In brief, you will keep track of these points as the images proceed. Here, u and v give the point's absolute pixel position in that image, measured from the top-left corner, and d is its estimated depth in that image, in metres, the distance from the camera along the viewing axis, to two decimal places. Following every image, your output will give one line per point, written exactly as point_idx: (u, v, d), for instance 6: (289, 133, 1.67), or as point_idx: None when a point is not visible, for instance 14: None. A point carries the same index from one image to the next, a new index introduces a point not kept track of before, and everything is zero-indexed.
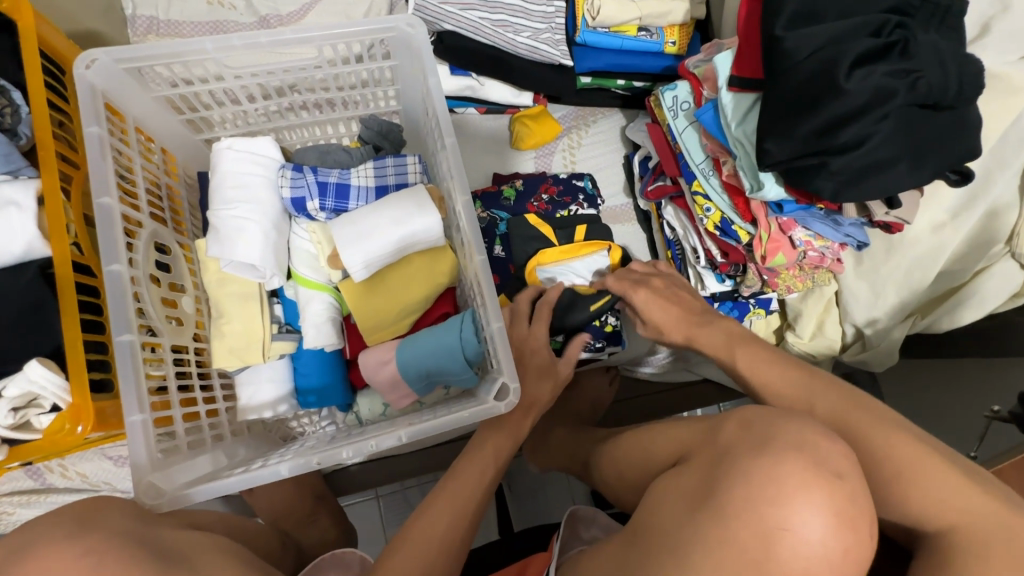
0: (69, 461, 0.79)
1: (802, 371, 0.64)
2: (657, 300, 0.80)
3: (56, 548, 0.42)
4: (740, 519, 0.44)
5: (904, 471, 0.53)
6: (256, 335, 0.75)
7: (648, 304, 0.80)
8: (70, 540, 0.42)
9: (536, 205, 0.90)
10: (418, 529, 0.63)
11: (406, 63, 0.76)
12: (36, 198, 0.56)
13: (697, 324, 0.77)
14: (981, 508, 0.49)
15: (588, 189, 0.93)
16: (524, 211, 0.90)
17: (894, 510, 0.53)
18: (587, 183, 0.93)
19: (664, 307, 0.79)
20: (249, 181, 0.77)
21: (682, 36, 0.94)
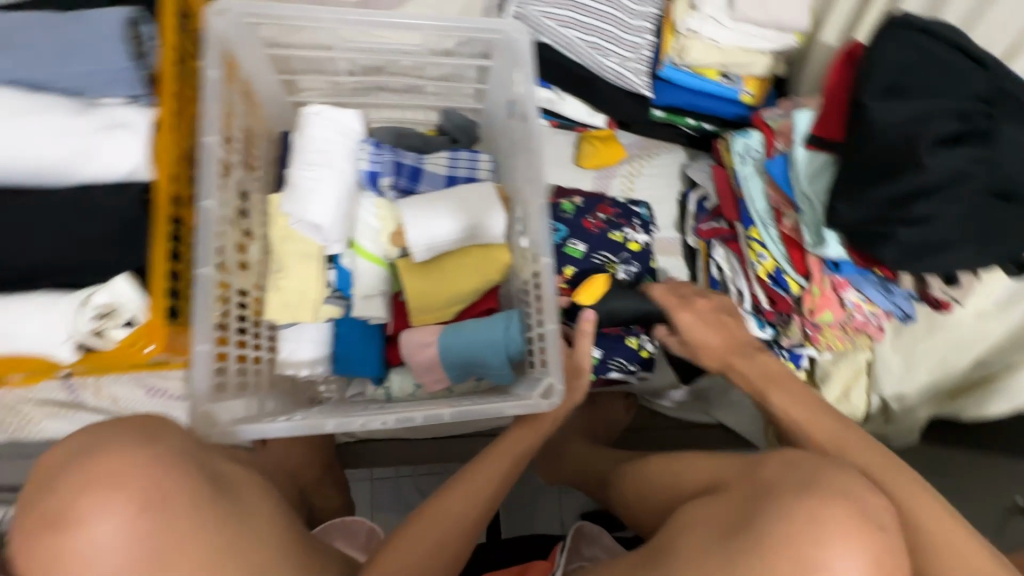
0: (105, 380, 0.82)
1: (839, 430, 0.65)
2: (700, 323, 0.80)
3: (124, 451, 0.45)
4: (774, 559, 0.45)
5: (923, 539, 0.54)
6: (310, 294, 0.77)
7: (691, 327, 0.80)
8: (136, 446, 0.46)
9: (591, 222, 0.91)
10: (433, 513, 0.65)
11: (504, 66, 0.79)
12: (151, 125, 0.58)
13: (738, 353, 0.79)
14: None
15: (645, 216, 0.94)
16: (580, 226, 0.90)
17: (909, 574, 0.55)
18: (645, 211, 0.95)
19: (715, 330, 0.80)
20: (333, 149, 0.80)
21: (759, 90, 0.98)
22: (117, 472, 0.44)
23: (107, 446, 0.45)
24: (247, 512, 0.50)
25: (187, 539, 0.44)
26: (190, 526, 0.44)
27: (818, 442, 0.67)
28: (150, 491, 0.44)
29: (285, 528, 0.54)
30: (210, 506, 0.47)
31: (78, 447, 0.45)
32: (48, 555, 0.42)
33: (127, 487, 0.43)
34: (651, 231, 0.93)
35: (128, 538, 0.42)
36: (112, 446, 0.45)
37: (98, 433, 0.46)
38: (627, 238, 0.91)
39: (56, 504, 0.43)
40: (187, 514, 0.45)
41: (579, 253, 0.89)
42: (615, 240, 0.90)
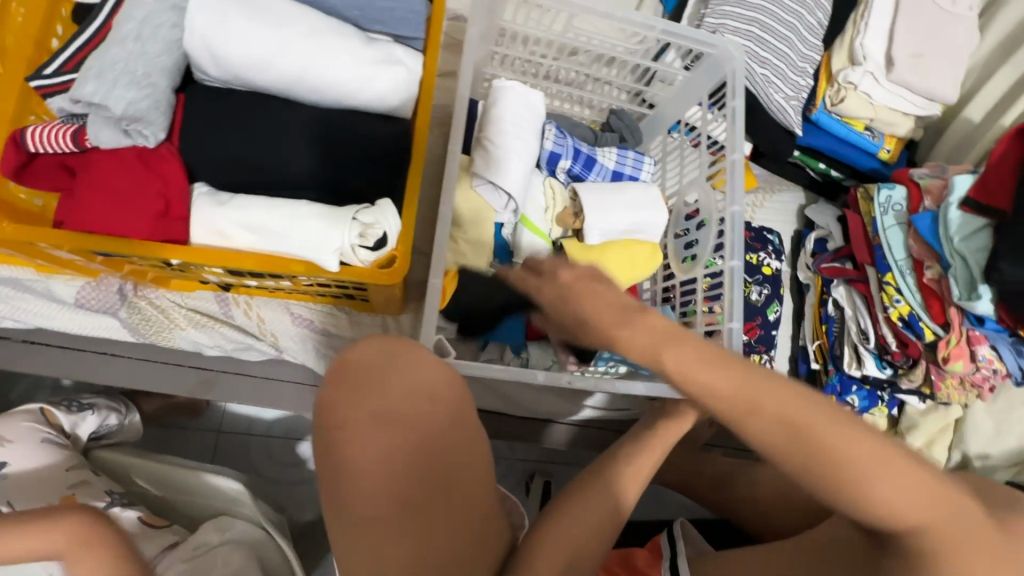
0: (256, 301, 0.83)
1: None
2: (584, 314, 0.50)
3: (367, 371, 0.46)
4: None
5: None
6: (484, 257, 0.81)
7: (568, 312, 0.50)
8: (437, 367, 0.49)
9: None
10: (595, 488, 0.67)
11: (702, 79, 0.83)
12: (421, 68, 0.62)
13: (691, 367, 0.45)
14: None
15: (776, 244, 0.99)
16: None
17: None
18: (776, 240, 1.00)
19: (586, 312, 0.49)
20: (524, 123, 0.84)
21: (897, 148, 1.04)
22: (427, 386, 0.47)
23: (416, 357, 0.48)
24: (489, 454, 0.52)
25: (464, 463, 0.47)
26: (465, 455, 0.48)
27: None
28: (447, 414, 0.47)
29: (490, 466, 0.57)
30: (478, 441, 0.50)
31: (389, 350, 0.48)
32: (353, 440, 0.45)
33: (433, 402, 0.46)
34: (782, 258, 0.98)
35: (423, 448, 0.45)
36: (423, 360, 0.48)
37: (403, 342, 0.49)
38: (761, 261, 0.96)
39: (372, 395, 0.45)
40: (466, 443, 0.48)
41: None
42: (751, 261, 0.95)
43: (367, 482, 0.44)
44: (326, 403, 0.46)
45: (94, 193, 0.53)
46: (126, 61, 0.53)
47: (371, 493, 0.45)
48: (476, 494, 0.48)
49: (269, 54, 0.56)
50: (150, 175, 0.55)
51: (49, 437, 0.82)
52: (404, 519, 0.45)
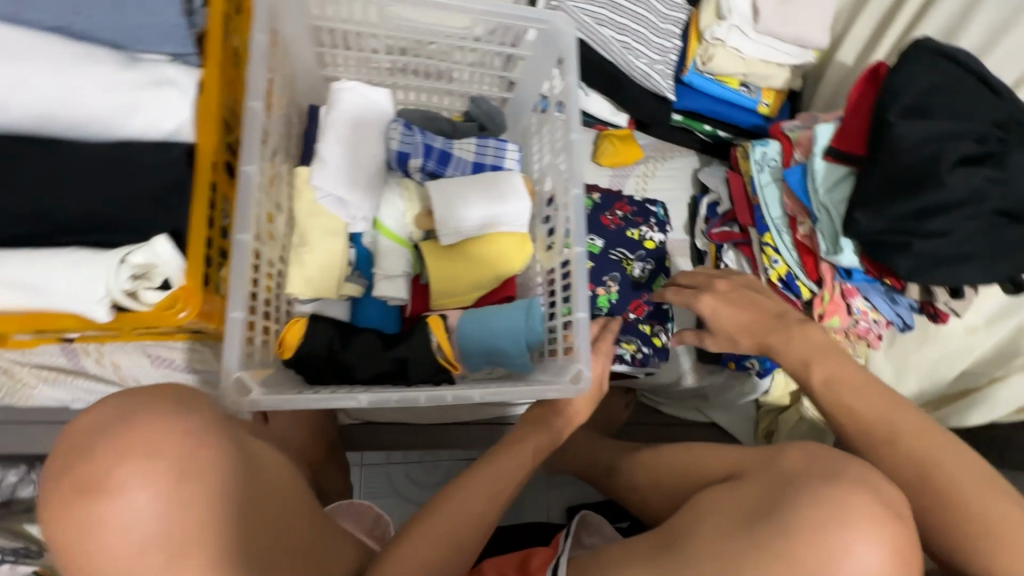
0: (107, 348, 0.79)
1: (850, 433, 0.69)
2: (723, 305, 0.74)
3: (759, 300, 0.75)
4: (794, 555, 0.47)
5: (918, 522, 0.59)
6: (334, 269, 0.77)
7: (716, 311, 0.74)
8: (172, 419, 0.46)
9: (610, 219, 0.94)
10: (450, 508, 0.66)
11: (542, 57, 0.80)
12: (196, 84, 0.57)
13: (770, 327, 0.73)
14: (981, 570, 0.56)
15: (660, 214, 0.96)
16: (597, 221, 0.94)
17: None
18: (661, 210, 0.97)
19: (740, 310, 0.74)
20: (365, 125, 0.80)
21: (775, 101, 1.01)
22: (158, 445, 0.45)
23: (162, 411, 0.46)
24: (269, 495, 0.51)
25: (221, 510, 0.46)
26: (218, 502, 0.46)
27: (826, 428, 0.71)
28: (186, 466, 0.45)
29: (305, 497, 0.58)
30: (241, 481, 0.48)
31: (113, 414, 0.45)
32: (79, 517, 0.42)
33: (165, 459, 0.44)
34: (666, 230, 0.96)
35: (160, 509, 0.44)
36: (155, 416, 0.46)
37: (149, 397, 0.47)
38: (643, 236, 0.94)
39: (107, 463, 0.43)
40: (218, 487, 0.46)
41: (597, 248, 0.92)
42: (632, 237, 0.93)
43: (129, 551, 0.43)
44: (48, 482, 0.44)
45: None
46: None
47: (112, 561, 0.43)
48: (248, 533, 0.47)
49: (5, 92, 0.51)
50: None
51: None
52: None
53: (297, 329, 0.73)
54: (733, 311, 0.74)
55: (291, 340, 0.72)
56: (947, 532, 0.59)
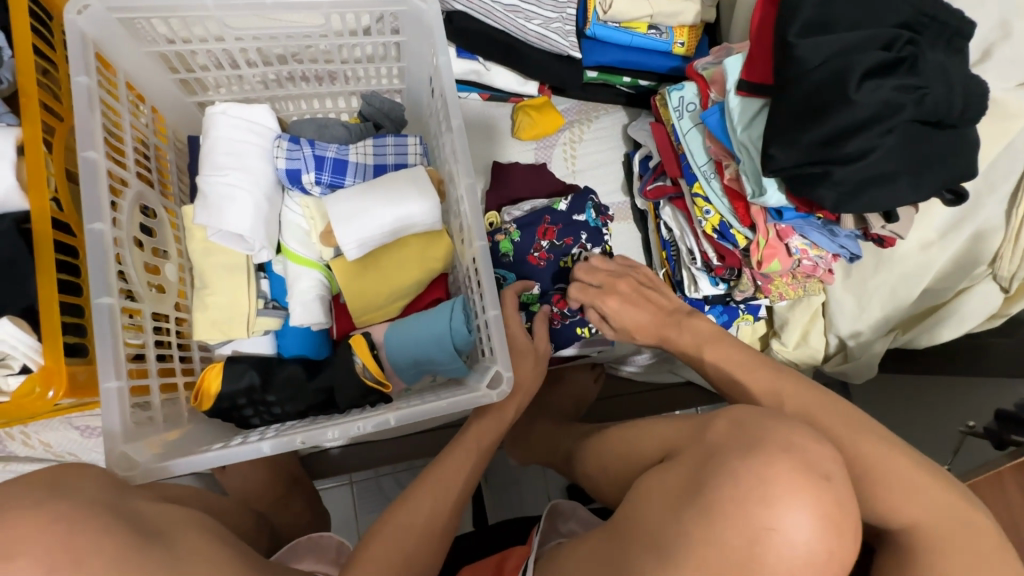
0: (32, 429, 0.76)
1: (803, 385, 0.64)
2: (625, 306, 0.81)
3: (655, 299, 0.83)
4: (716, 534, 0.44)
5: (873, 464, 0.55)
6: (241, 309, 0.72)
7: (618, 311, 0.81)
8: (34, 510, 0.39)
9: (535, 254, 0.88)
10: (397, 522, 0.61)
11: (415, 40, 0.74)
12: (16, 147, 0.53)
13: (668, 324, 0.81)
14: (942, 513, 0.52)
15: (591, 225, 0.89)
16: (525, 265, 0.88)
17: (866, 497, 0.56)
18: (591, 217, 0.89)
19: (637, 311, 0.81)
20: (244, 149, 0.74)
21: (691, 38, 0.94)
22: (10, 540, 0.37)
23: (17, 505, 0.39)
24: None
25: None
26: None
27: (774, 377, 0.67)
28: (52, 560, 0.38)
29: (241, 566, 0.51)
30: (134, 562, 0.41)
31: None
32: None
33: (26, 555, 0.37)
34: (600, 244, 0.90)
35: None
36: (11, 510, 0.39)
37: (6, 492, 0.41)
38: (576, 260, 0.89)
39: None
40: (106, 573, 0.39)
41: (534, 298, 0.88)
42: (564, 267, 0.89)
43: None
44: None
45: None
46: None
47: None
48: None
49: None
50: None
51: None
52: None
53: (213, 373, 0.68)
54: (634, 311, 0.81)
55: (210, 375, 0.68)
56: (903, 472, 0.55)
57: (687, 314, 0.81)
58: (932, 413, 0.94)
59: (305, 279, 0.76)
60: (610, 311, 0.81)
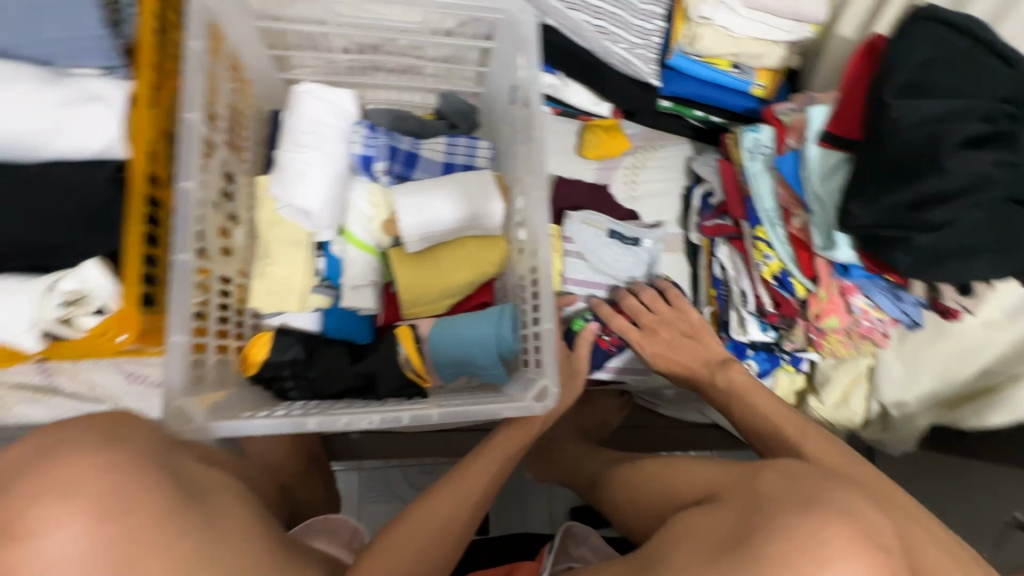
0: (81, 368, 0.79)
1: (851, 449, 0.62)
2: (663, 351, 0.83)
3: (698, 345, 0.84)
4: None
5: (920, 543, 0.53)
6: (297, 283, 0.74)
7: (655, 352, 0.83)
8: (96, 455, 0.41)
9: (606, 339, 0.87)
10: (418, 517, 0.62)
11: (507, 48, 0.75)
12: (125, 98, 0.55)
13: (703, 370, 0.82)
14: None
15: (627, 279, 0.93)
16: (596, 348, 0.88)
17: None
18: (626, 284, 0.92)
19: (675, 357, 0.83)
20: (324, 130, 0.76)
21: (772, 82, 0.94)
22: (68, 482, 0.39)
23: (70, 451, 0.41)
24: (222, 556, 0.44)
25: (156, 553, 0.40)
26: (150, 545, 0.40)
27: (819, 434, 0.66)
28: (109, 505, 0.39)
29: (266, 536, 0.51)
30: (177, 519, 0.43)
31: (24, 459, 0.40)
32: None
33: (81, 497, 0.39)
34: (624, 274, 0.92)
35: (78, 558, 0.38)
36: (74, 450, 0.41)
37: (62, 438, 0.42)
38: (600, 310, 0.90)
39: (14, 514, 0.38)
40: (148, 529, 0.40)
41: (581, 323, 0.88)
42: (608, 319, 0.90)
43: None
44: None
45: None
46: None
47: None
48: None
49: None
50: None
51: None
52: None
53: (259, 345, 0.70)
54: (676, 356, 0.83)
55: (257, 346, 0.70)
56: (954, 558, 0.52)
57: (723, 364, 0.81)
58: (969, 497, 0.91)
59: (362, 263, 0.77)
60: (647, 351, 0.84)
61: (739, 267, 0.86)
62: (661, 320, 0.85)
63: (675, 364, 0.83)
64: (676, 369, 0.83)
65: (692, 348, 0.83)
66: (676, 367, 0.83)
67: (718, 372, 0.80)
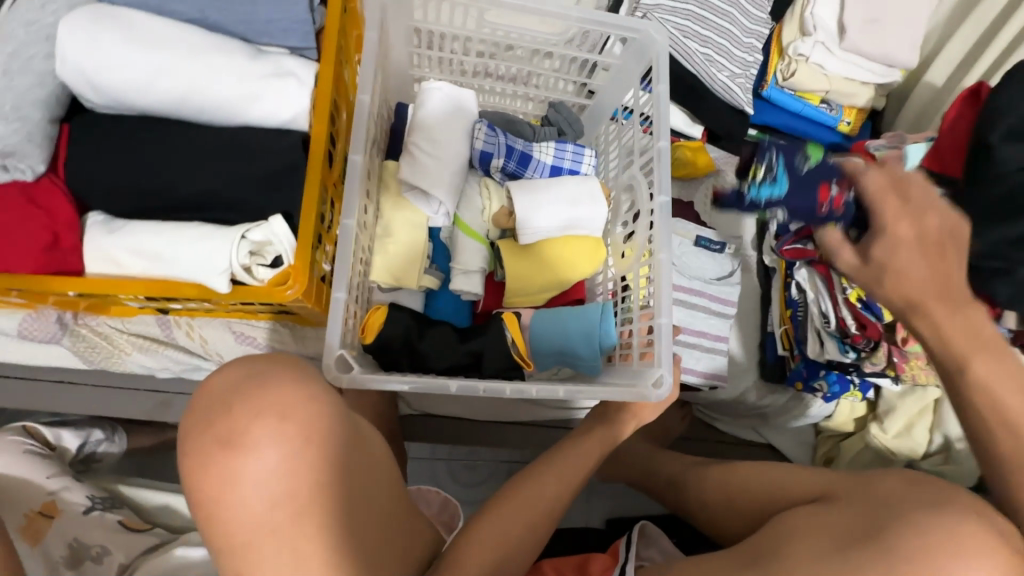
0: (197, 323, 0.83)
1: None
2: (905, 248, 0.59)
3: (949, 274, 0.59)
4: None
5: None
6: (417, 260, 0.79)
7: (892, 247, 0.60)
8: (299, 387, 0.46)
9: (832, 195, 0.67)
10: (528, 493, 0.69)
11: (630, 66, 0.81)
12: (312, 76, 0.60)
13: (944, 297, 0.59)
14: None
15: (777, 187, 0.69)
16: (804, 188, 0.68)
17: None
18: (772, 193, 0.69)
19: (922, 259, 0.59)
20: (451, 124, 0.82)
21: (858, 119, 1.00)
22: (280, 406, 0.44)
23: (277, 378, 0.46)
24: (380, 487, 0.52)
25: (339, 480, 0.46)
26: (336, 472, 0.46)
27: None
28: (311, 432, 0.45)
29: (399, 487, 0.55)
30: (353, 454, 0.48)
31: (230, 387, 0.45)
32: (213, 476, 0.43)
33: (289, 422, 0.44)
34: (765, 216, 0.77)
35: (283, 474, 0.43)
36: (279, 378, 0.46)
37: (271, 362, 0.47)
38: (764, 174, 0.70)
39: (233, 426, 0.43)
40: (335, 458, 0.46)
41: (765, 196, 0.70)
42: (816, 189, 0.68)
43: (244, 509, 0.43)
44: (182, 444, 0.44)
45: None
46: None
47: (248, 530, 0.43)
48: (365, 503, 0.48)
49: (146, 78, 0.54)
50: (32, 209, 0.54)
51: (31, 449, 0.89)
52: (294, 554, 0.44)
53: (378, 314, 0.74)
54: (910, 257, 0.59)
55: (376, 317, 0.74)
56: None
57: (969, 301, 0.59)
58: None
59: (471, 249, 0.82)
60: (879, 235, 0.60)
61: (823, 289, 0.88)
62: (911, 208, 0.60)
63: (918, 289, 0.59)
64: (914, 285, 0.59)
65: (940, 263, 0.59)
66: (923, 280, 0.59)
67: (958, 310, 0.59)
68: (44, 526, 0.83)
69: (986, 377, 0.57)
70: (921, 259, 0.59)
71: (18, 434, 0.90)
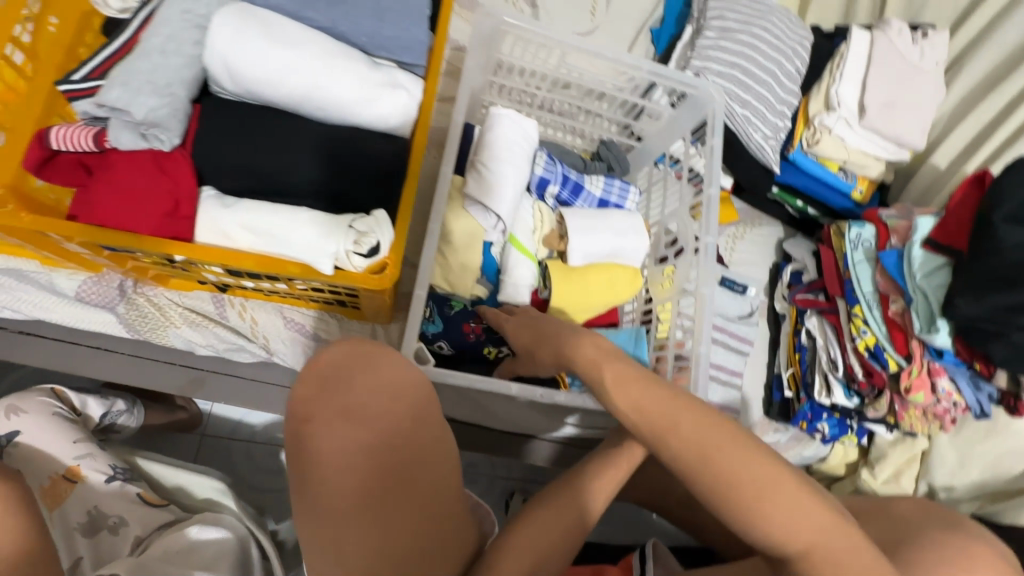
0: (251, 304, 0.85)
1: None
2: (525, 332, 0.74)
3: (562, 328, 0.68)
4: None
5: None
6: (474, 268, 0.85)
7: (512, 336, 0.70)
8: (401, 379, 0.54)
9: (472, 326, 0.84)
10: (565, 503, 0.71)
11: (684, 118, 0.90)
12: (417, 88, 0.66)
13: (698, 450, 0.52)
14: None
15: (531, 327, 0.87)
16: (457, 326, 0.83)
17: None
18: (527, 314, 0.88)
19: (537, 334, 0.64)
20: (516, 148, 0.87)
21: (869, 189, 1.11)
22: (387, 393, 0.53)
23: (385, 365, 0.54)
24: (456, 466, 0.59)
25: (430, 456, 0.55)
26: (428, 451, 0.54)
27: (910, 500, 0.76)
28: (410, 416, 0.53)
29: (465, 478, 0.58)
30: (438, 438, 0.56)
31: (337, 364, 0.53)
32: (330, 444, 0.51)
33: (395, 407, 0.53)
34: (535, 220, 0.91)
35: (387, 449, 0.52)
36: (384, 369, 0.54)
37: (378, 349, 0.55)
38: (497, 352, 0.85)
39: (349, 404, 0.51)
40: (428, 439, 0.55)
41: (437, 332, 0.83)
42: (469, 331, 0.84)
43: (353, 476, 0.51)
44: (301, 414, 0.52)
45: (112, 193, 0.57)
46: (151, 69, 0.58)
47: (355, 493, 0.52)
48: (443, 474, 0.56)
49: (279, 74, 0.61)
50: (162, 177, 0.59)
51: (60, 412, 0.89)
52: (378, 513, 0.52)
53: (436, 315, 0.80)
54: (544, 336, 0.63)
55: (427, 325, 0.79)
56: None
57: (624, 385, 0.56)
58: None
59: (520, 264, 0.87)
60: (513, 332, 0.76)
61: (833, 338, 0.97)
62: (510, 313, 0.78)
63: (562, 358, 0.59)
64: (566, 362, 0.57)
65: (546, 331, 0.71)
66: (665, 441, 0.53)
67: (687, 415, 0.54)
68: (66, 489, 0.83)
69: (624, 397, 0.55)
70: (536, 323, 0.64)
71: (48, 396, 0.89)
